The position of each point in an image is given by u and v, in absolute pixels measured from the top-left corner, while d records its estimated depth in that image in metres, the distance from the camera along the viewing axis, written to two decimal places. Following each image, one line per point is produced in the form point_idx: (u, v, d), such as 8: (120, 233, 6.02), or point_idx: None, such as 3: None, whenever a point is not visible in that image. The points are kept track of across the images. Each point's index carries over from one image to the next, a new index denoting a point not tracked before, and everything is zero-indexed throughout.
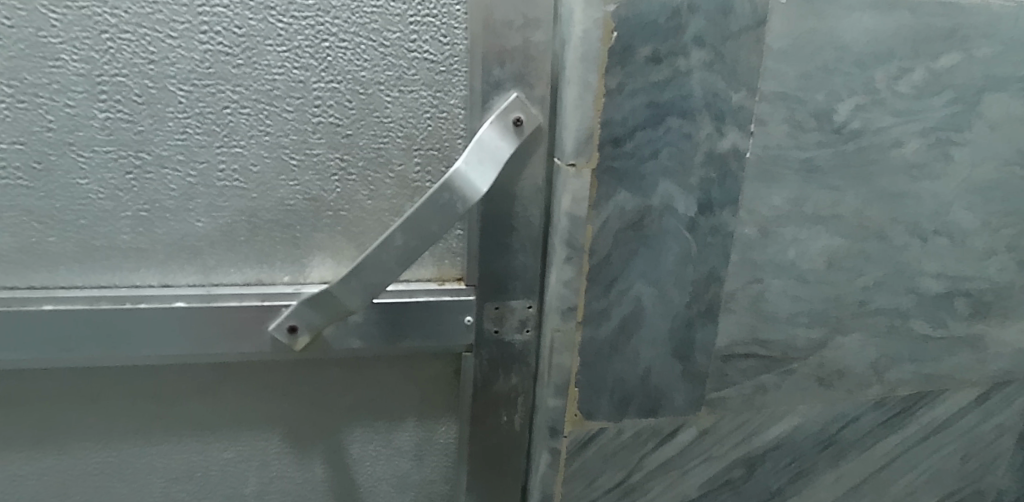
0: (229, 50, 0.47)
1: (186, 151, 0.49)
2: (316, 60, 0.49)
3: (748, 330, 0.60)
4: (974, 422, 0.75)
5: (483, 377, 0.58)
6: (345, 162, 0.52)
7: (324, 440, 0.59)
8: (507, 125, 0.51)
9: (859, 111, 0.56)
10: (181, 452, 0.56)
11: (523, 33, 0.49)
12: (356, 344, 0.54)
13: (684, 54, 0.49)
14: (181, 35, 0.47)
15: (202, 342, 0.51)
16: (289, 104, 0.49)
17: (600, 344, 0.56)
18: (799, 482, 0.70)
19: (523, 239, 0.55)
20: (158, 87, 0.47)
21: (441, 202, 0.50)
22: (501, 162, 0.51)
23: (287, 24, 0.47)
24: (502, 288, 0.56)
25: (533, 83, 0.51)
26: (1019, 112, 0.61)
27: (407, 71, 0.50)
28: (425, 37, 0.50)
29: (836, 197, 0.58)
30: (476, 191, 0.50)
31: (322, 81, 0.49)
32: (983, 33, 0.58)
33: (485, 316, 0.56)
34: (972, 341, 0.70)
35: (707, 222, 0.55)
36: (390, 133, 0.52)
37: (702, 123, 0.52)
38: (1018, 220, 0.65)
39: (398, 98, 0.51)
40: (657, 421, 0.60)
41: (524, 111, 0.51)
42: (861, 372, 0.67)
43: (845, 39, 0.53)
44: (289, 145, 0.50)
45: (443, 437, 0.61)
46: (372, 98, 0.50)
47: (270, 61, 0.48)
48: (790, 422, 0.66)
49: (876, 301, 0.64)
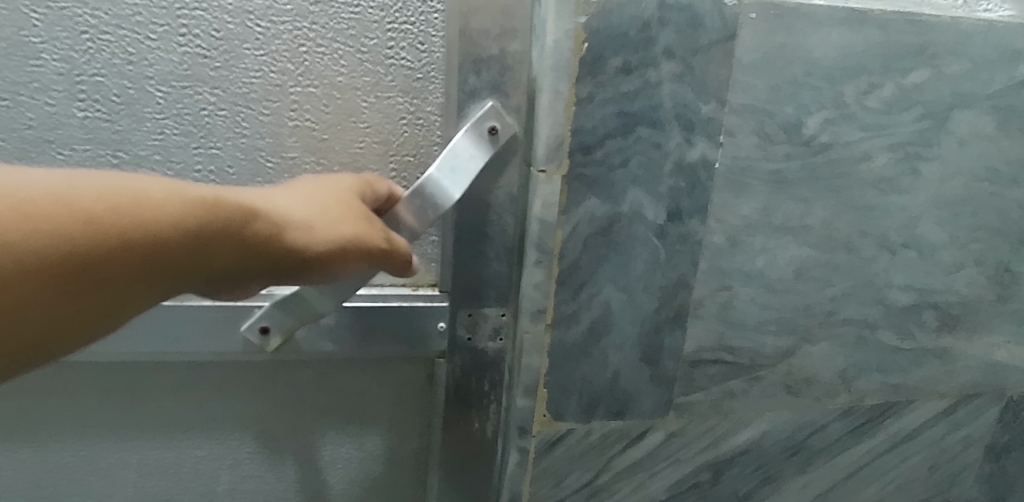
0: (207, 52, 0.48)
1: (163, 151, 0.50)
2: (294, 64, 0.50)
3: (716, 336, 0.62)
4: (942, 433, 0.77)
5: (456, 383, 0.59)
6: (321, 165, 0.53)
7: (296, 441, 0.60)
8: (481, 134, 0.52)
9: (828, 125, 0.58)
10: (154, 447, 0.57)
11: (500, 43, 0.50)
12: (328, 346, 0.56)
13: (655, 65, 0.50)
14: (160, 37, 0.48)
15: (176, 339, 0.53)
16: (266, 107, 0.50)
17: (569, 347, 0.57)
18: (766, 488, 0.71)
19: (496, 247, 0.56)
20: (136, 87, 0.48)
21: (413, 208, 0.52)
22: (473, 172, 0.52)
23: (265, 28, 0.49)
24: (475, 296, 0.57)
25: (509, 92, 0.52)
26: (987, 129, 0.62)
27: (384, 77, 0.52)
28: (403, 44, 0.51)
29: (805, 208, 0.60)
30: (448, 197, 0.52)
31: (300, 85, 0.50)
32: (952, 50, 0.59)
33: (459, 323, 0.57)
34: (940, 353, 0.72)
35: (676, 230, 0.56)
36: (367, 138, 0.53)
37: (672, 134, 0.53)
38: (986, 235, 0.67)
39: (375, 103, 0.52)
40: (625, 423, 0.62)
41: (499, 120, 0.52)
42: (830, 380, 0.69)
43: (815, 54, 0.55)
44: (265, 148, 0.51)
45: (415, 441, 0.62)
46: (349, 102, 0.52)
47: (248, 64, 0.49)
48: (758, 428, 0.67)
49: (845, 311, 0.66)
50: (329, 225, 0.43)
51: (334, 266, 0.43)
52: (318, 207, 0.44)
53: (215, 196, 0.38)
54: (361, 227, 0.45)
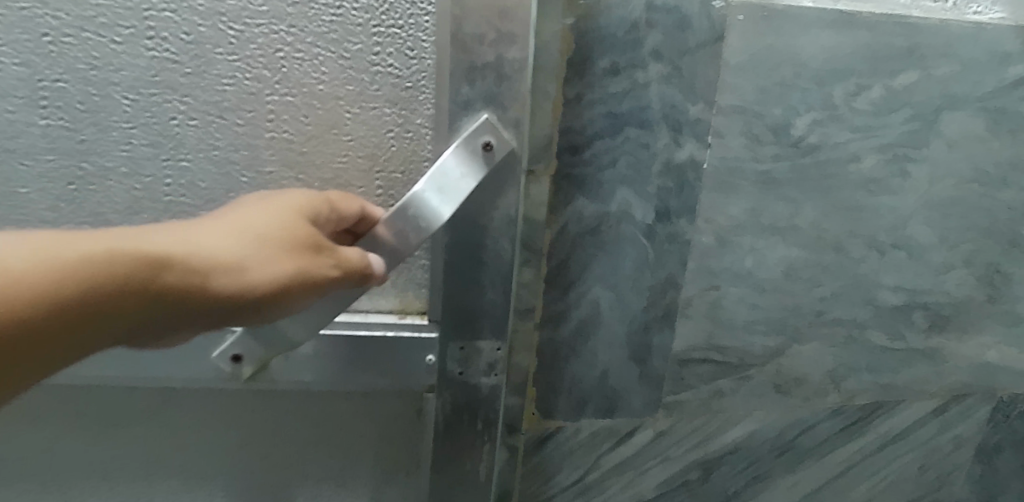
0: (177, 57, 0.46)
1: (130, 163, 0.48)
2: (271, 71, 0.47)
3: (705, 335, 0.62)
4: (932, 433, 0.77)
5: (445, 420, 0.55)
6: (303, 180, 0.50)
7: (274, 476, 0.57)
8: (474, 149, 0.49)
9: (816, 126, 0.58)
10: (124, 479, 0.56)
11: (496, 48, 0.47)
12: (305, 377, 0.53)
13: (643, 67, 0.51)
14: (125, 40, 0.45)
15: (144, 363, 0.51)
16: (240, 117, 0.48)
17: (558, 345, 0.58)
18: (756, 487, 0.72)
19: (491, 275, 0.52)
20: (102, 95, 0.46)
21: (397, 229, 0.48)
22: (464, 191, 0.48)
23: (239, 31, 0.46)
24: (467, 323, 0.53)
25: (504, 102, 0.49)
26: (976, 130, 0.63)
27: (369, 86, 0.48)
28: (390, 50, 0.48)
29: (794, 209, 0.60)
30: (436, 217, 0.48)
31: (276, 94, 0.48)
32: (942, 52, 0.59)
33: (448, 357, 0.53)
34: (930, 353, 0.72)
35: (664, 230, 0.56)
36: (351, 153, 0.50)
37: (660, 135, 0.53)
38: (975, 236, 0.67)
39: (359, 114, 0.49)
40: (615, 421, 0.62)
41: (494, 134, 0.49)
42: (819, 380, 0.69)
43: (803, 55, 0.55)
44: (239, 161, 0.49)
45: (402, 481, 0.58)
46: (330, 113, 0.48)
47: (220, 70, 0.47)
48: (747, 427, 0.68)
49: (834, 311, 0.66)
50: (253, 262, 0.40)
51: (266, 303, 0.41)
52: (245, 240, 0.40)
53: (107, 252, 0.36)
54: (303, 261, 0.42)
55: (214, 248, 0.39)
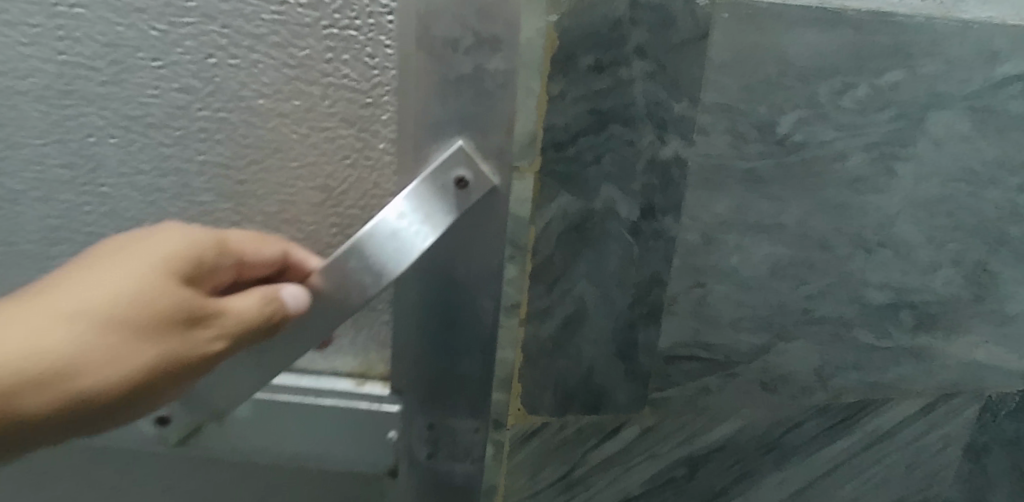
0: (90, 63, 0.44)
1: (45, 183, 0.47)
2: (200, 80, 0.44)
3: (690, 332, 0.62)
4: (920, 432, 0.77)
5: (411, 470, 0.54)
6: (243, 215, 0.48)
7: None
8: (445, 184, 0.45)
9: (802, 124, 0.58)
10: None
11: (473, 58, 0.43)
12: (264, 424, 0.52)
13: (626, 64, 0.51)
14: (33, 41, 0.43)
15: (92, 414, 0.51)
16: (168, 133, 0.45)
17: (543, 342, 0.58)
18: (742, 484, 0.72)
19: (467, 325, 0.50)
20: (11, 106, 0.45)
21: (355, 275, 0.45)
22: (426, 235, 0.46)
23: (162, 31, 0.43)
24: (445, 355, 0.51)
25: (475, 128, 0.45)
26: (963, 129, 0.63)
27: (319, 101, 0.45)
28: (342, 57, 0.44)
29: (779, 207, 0.60)
30: (399, 262, 0.45)
31: (208, 108, 0.45)
32: (929, 51, 0.59)
33: (415, 406, 0.52)
34: (917, 352, 0.72)
35: (650, 227, 0.57)
36: (300, 181, 0.47)
37: (645, 132, 0.53)
38: (963, 235, 0.67)
39: (307, 135, 0.45)
40: (600, 417, 0.62)
41: (467, 170, 0.46)
42: (806, 378, 0.69)
43: (788, 53, 0.55)
44: (167, 187, 0.47)
45: None
46: (274, 133, 0.45)
47: (144, 79, 0.44)
48: (734, 424, 0.68)
49: (820, 309, 0.66)
50: (74, 361, 0.37)
51: (105, 397, 0.38)
52: (61, 337, 0.37)
53: None
54: (173, 345, 0.40)
55: (48, 347, 0.36)
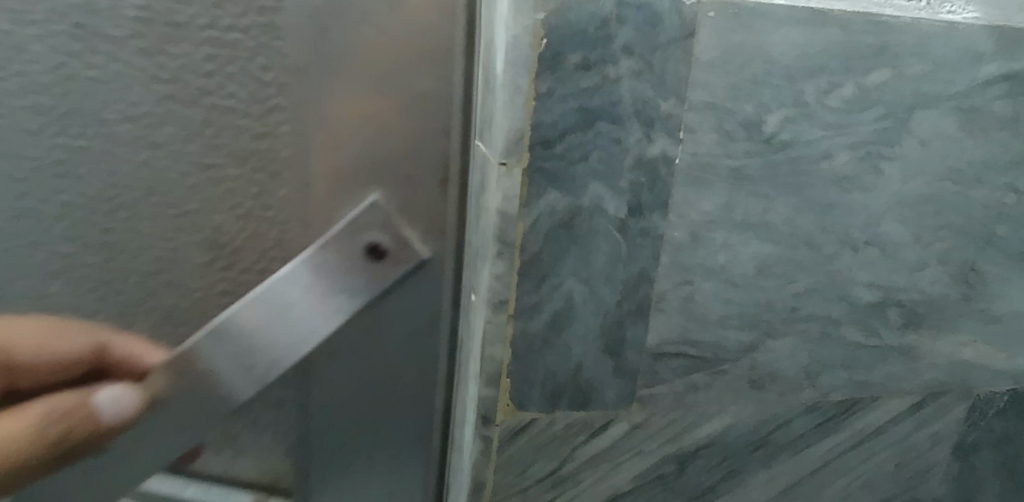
0: None
1: None
2: (66, 97, 0.44)
3: (679, 329, 0.63)
4: (909, 431, 0.78)
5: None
6: (122, 240, 0.47)
7: None
8: (359, 243, 0.48)
9: (788, 123, 0.59)
10: None
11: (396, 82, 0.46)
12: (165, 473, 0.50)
13: (613, 62, 0.51)
14: None
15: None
16: (53, 155, 0.45)
17: (532, 338, 0.58)
18: (730, 481, 0.72)
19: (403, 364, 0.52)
20: None
21: (280, 327, 0.47)
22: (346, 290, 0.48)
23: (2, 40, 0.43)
24: (377, 384, 0.52)
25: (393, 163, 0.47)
26: (950, 129, 0.63)
27: (202, 125, 0.46)
28: (235, 78, 0.46)
29: (766, 205, 0.61)
30: (323, 313, 0.48)
31: (72, 129, 0.45)
32: (914, 51, 0.60)
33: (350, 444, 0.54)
34: (905, 351, 0.73)
35: (637, 224, 0.57)
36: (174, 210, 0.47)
37: (632, 129, 0.54)
38: (950, 234, 0.68)
39: (184, 164, 0.46)
40: (589, 414, 0.63)
41: (381, 226, 0.48)
42: (794, 376, 0.70)
43: (774, 53, 0.56)
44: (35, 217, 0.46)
45: None
46: (149, 159, 0.46)
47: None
48: (722, 421, 0.69)
49: (808, 307, 0.67)
50: None
51: None
52: None
53: None
54: None
55: None
